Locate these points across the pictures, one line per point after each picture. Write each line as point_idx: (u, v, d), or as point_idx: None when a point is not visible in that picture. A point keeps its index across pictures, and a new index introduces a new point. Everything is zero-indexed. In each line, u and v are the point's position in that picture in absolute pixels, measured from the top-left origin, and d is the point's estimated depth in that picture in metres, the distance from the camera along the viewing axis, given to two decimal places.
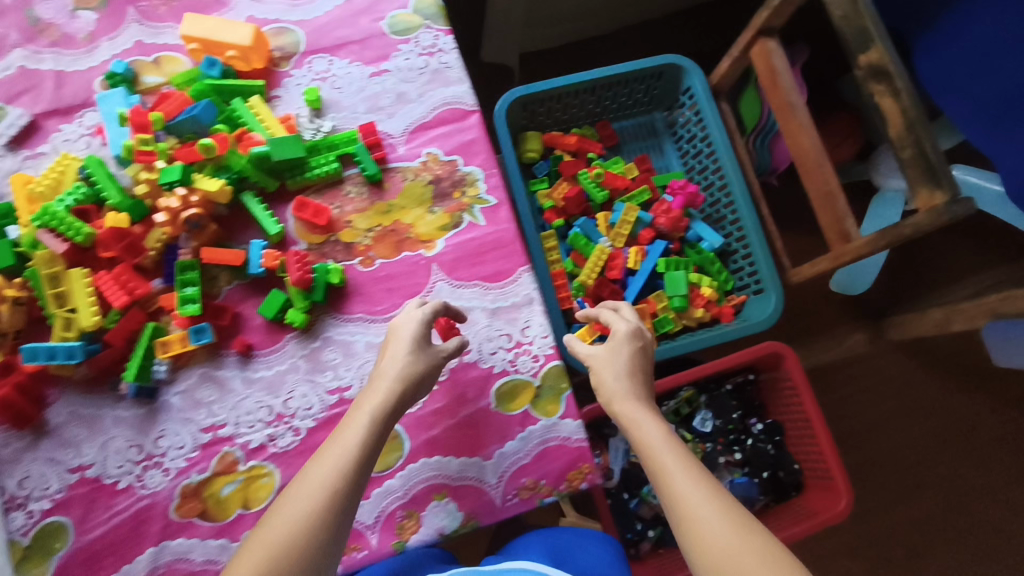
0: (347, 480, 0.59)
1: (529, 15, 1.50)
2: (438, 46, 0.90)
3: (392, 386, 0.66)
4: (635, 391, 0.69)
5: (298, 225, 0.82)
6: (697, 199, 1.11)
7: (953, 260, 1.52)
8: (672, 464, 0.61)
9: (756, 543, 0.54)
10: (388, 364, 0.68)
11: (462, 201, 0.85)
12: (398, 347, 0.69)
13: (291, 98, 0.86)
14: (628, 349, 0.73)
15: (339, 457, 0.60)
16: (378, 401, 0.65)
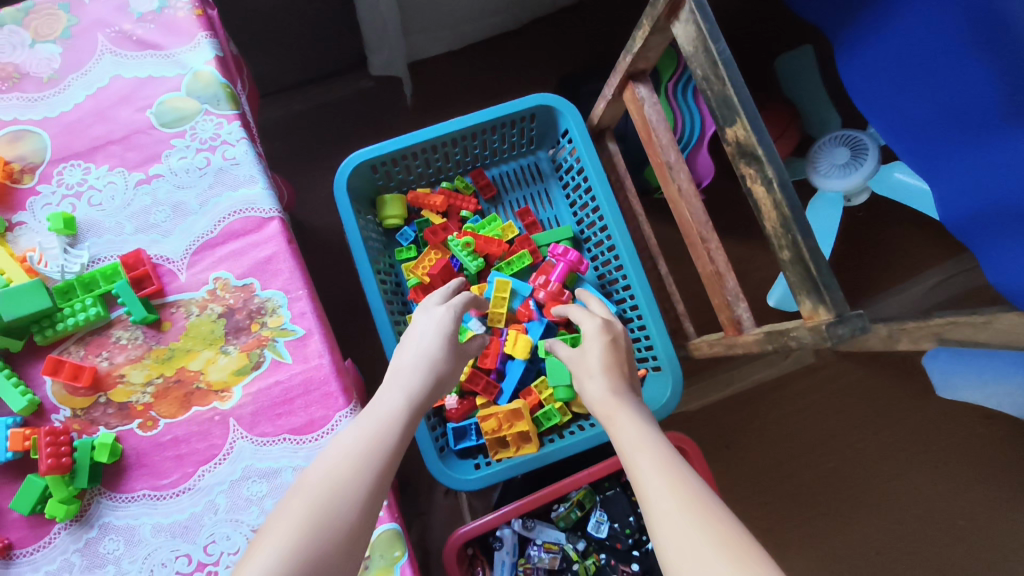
0: (376, 455, 0.56)
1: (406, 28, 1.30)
2: (221, 137, 0.74)
3: (422, 373, 0.65)
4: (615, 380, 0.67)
5: (57, 389, 0.67)
6: (581, 264, 0.96)
7: (899, 261, 1.37)
8: (648, 446, 0.57)
9: (725, 530, 0.47)
10: (414, 353, 0.67)
11: (261, 334, 0.70)
12: (424, 338, 0.69)
13: (36, 226, 0.71)
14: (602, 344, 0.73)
15: (363, 438, 0.57)
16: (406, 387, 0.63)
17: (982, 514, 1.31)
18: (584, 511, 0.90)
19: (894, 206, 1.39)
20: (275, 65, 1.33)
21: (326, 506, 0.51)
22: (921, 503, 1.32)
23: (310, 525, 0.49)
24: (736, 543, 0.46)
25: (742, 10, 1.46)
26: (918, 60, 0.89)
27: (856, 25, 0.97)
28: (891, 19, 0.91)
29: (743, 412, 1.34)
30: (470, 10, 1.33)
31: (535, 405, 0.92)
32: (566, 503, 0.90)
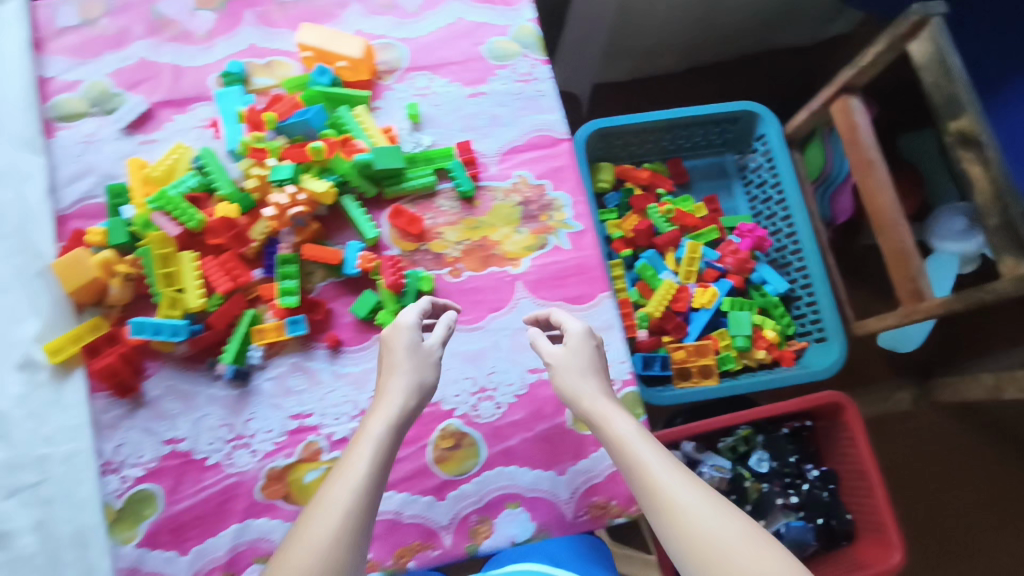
0: (365, 500, 0.56)
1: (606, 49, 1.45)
2: (534, 74, 0.93)
3: (397, 401, 0.63)
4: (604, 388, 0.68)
5: (391, 232, 0.86)
6: (765, 243, 1.13)
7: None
8: (649, 458, 0.61)
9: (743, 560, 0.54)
10: (395, 379, 0.65)
11: (548, 224, 0.88)
12: (397, 359, 0.67)
13: (391, 110, 0.89)
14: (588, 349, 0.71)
15: (351, 482, 0.57)
16: (385, 421, 0.62)
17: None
18: (747, 447, 1.06)
19: None
20: None
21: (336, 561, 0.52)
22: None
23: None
24: (751, 555, 0.54)
25: None
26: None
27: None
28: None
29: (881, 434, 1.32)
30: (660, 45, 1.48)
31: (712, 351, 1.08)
32: (732, 437, 1.05)
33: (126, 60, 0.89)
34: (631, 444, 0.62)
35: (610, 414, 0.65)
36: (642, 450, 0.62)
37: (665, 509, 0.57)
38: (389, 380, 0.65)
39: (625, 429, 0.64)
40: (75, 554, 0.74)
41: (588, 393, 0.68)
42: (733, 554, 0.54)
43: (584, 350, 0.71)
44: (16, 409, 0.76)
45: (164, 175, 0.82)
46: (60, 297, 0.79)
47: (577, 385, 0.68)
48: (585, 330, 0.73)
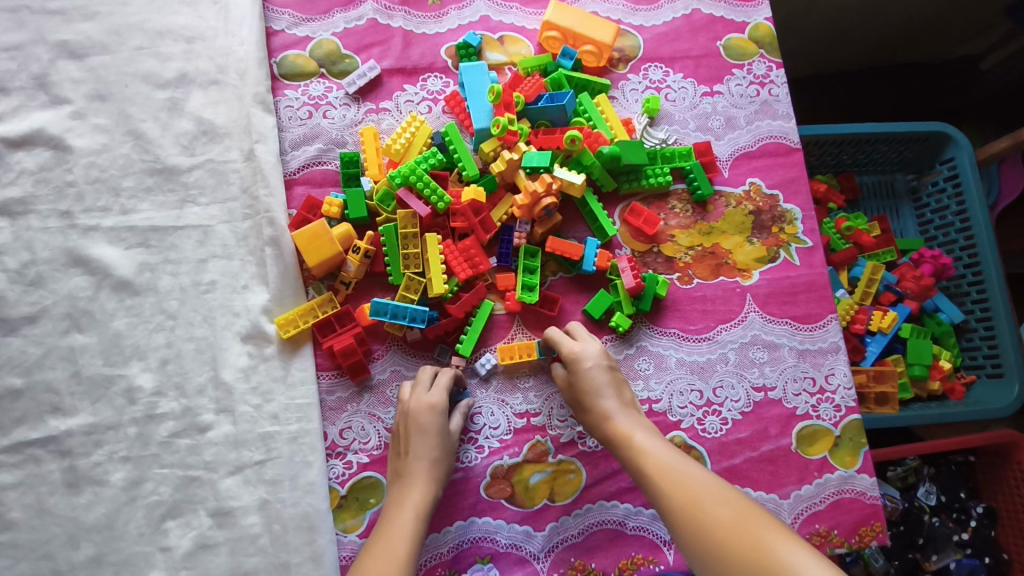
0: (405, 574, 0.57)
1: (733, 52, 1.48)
2: (770, 78, 0.90)
3: (424, 487, 0.65)
4: (619, 408, 0.68)
5: (623, 230, 0.82)
6: (947, 270, 1.10)
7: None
8: (659, 464, 0.60)
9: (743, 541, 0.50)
10: (418, 457, 0.67)
11: (780, 236, 0.85)
12: (426, 437, 0.68)
13: (628, 102, 0.87)
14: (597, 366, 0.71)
15: (389, 555, 0.59)
16: (414, 503, 0.64)
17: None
18: (915, 478, 1.03)
19: None
20: None
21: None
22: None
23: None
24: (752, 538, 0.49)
25: None
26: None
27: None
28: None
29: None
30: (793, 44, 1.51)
31: None
32: (902, 467, 1.02)
33: (357, 20, 0.86)
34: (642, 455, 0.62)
35: (624, 430, 0.65)
36: (655, 458, 0.61)
37: (666, 507, 0.56)
38: (418, 465, 0.66)
39: (628, 444, 0.64)
40: (303, 539, 0.69)
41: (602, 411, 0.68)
42: (736, 537, 0.50)
43: (594, 371, 0.70)
44: (241, 382, 0.72)
45: (402, 149, 0.78)
46: (288, 268, 0.75)
47: (596, 407, 0.68)
48: (598, 350, 0.72)
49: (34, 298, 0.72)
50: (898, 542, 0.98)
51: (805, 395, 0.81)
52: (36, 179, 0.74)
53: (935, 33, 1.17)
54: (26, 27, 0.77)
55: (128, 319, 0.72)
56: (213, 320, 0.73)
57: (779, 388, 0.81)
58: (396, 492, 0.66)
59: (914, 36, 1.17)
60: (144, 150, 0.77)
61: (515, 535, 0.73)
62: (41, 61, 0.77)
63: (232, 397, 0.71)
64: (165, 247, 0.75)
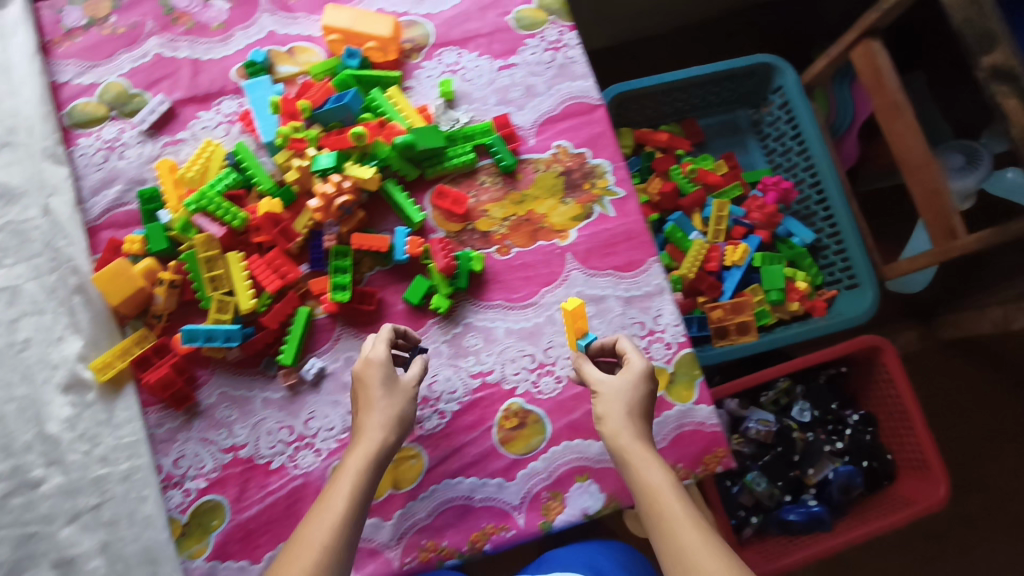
0: (343, 544, 0.58)
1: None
2: (563, 41, 0.92)
3: (375, 436, 0.66)
4: (638, 432, 0.66)
5: (435, 214, 0.84)
6: (790, 195, 1.13)
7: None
8: (671, 504, 0.59)
9: None
10: (368, 418, 0.67)
11: (592, 192, 0.87)
12: (376, 399, 0.68)
13: (424, 89, 0.87)
14: (638, 386, 0.69)
15: (330, 515, 0.59)
16: (359, 461, 0.64)
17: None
18: (788, 400, 1.06)
19: None
20: None
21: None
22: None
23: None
24: None
25: None
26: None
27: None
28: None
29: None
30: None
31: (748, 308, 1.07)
32: (773, 391, 1.05)
33: (142, 58, 0.86)
34: (657, 493, 0.60)
35: (641, 454, 0.64)
36: (668, 497, 0.60)
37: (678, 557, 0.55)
38: (369, 417, 0.67)
39: (638, 469, 0.63)
40: (148, 571, 0.71)
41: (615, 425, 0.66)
42: None
43: (632, 386, 0.69)
44: (67, 432, 0.73)
45: (197, 176, 0.79)
46: (100, 314, 0.76)
47: (614, 417, 0.67)
48: (645, 366, 0.71)
49: None
50: (776, 465, 1.02)
51: (636, 339, 0.83)
52: None
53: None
54: None
55: None
56: (32, 376, 0.73)
57: (610, 338, 0.83)
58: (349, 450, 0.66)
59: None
60: None
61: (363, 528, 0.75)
62: None
63: (60, 449, 0.72)
64: None
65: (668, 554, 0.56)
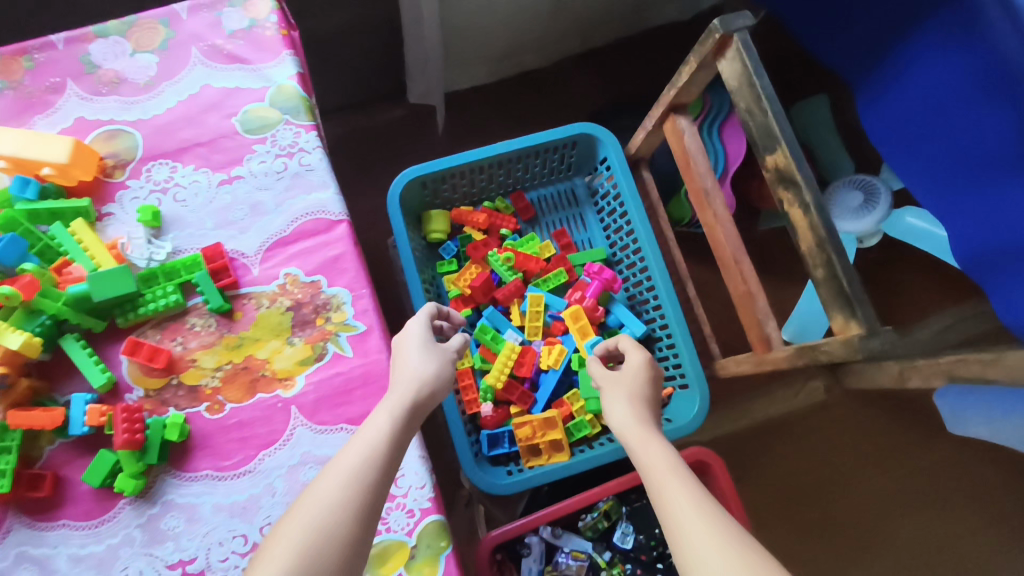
0: (370, 479, 0.58)
1: (447, 50, 1.41)
2: (299, 145, 0.79)
3: (410, 387, 0.67)
4: (641, 411, 0.69)
5: (132, 368, 0.72)
6: (615, 283, 1.01)
7: (921, 293, 1.48)
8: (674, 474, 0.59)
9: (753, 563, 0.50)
10: (405, 370, 0.69)
11: (326, 328, 0.75)
12: (412, 358, 0.71)
13: (124, 216, 0.75)
14: (642, 375, 0.74)
15: (367, 444, 0.61)
16: (395, 406, 0.65)
17: (1007, 540, 1.34)
18: (610, 522, 0.93)
19: (902, 248, 1.50)
20: (338, 76, 1.47)
21: (327, 533, 0.54)
22: (945, 527, 1.34)
23: (314, 553, 0.53)
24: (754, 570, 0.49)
25: (772, 58, 1.58)
26: (945, 99, 0.93)
27: (887, 65, 1.03)
28: (916, 72, 0.97)
29: (742, 445, 1.36)
30: (509, 28, 1.42)
31: (566, 416, 0.96)
32: (594, 513, 0.93)
33: None
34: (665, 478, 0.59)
35: (645, 429, 0.66)
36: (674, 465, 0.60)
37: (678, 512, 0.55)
38: (403, 370, 0.69)
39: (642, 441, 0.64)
40: None
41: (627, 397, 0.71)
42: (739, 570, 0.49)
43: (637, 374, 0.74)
44: None
45: None
46: None
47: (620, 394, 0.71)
48: (645, 361, 0.77)
49: None
50: None
51: None
52: None
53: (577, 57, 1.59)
54: None
55: None
56: None
57: None
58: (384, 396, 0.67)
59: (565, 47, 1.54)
60: None
61: None
62: None
63: None
64: None
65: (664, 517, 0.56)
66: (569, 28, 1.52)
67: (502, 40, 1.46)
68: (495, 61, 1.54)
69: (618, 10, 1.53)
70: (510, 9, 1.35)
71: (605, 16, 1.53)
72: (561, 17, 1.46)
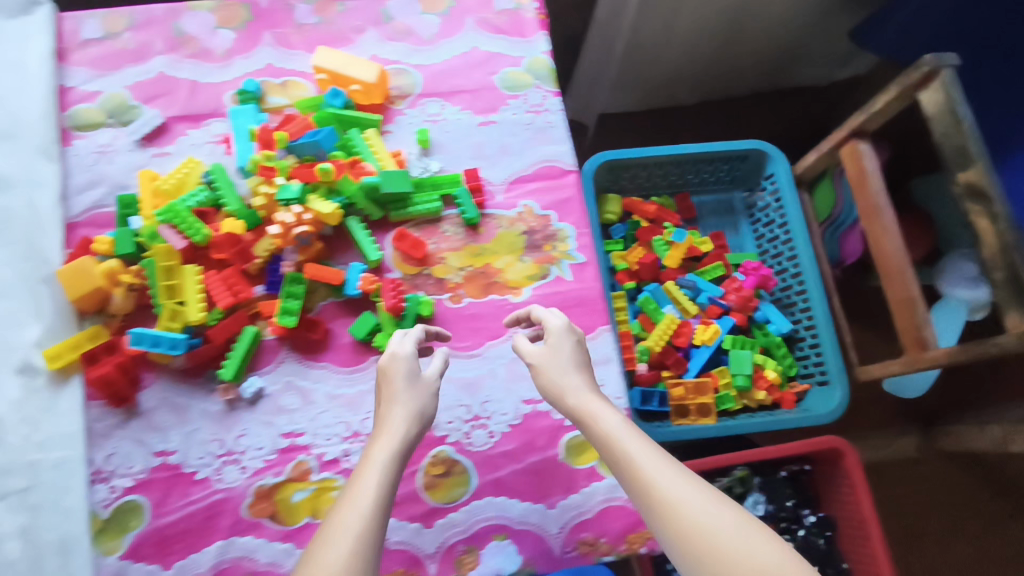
0: (375, 522, 0.54)
1: (623, 64, 1.50)
2: (545, 105, 0.95)
3: (400, 427, 0.62)
4: (588, 384, 0.67)
5: (394, 254, 0.86)
6: (769, 281, 1.13)
7: None
8: (640, 447, 0.59)
9: (736, 526, 0.52)
10: (389, 403, 0.64)
11: (551, 254, 0.89)
12: (393, 384, 0.66)
13: (402, 135, 0.91)
14: (569, 343, 0.70)
15: (359, 526, 0.53)
16: (385, 447, 0.60)
17: None
18: (743, 489, 1.04)
19: None
20: None
21: None
22: None
23: None
24: (741, 530, 0.52)
25: None
26: None
27: None
28: None
29: None
30: (684, 52, 1.50)
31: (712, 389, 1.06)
32: (729, 477, 1.04)
33: (145, 74, 0.90)
34: (618, 438, 0.60)
35: (596, 408, 0.64)
36: (635, 445, 0.59)
37: (655, 494, 0.55)
38: (386, 408, 0.64)
39: (601, 427, 0.62)
40: (57, 563, 0.73)
41: (575, 386, 0.66)
42: (729, 543, 0.51)
43: (565, 347, 0.70)
44: (11, 414, 0.76)
45: (173, 189, 0.84)
46: (63, 305, 0.80)
47: (558, 379, 0.67)
48: (566, 325, 0.72)
49: None
50: None
51: None
52: None
53: (735, 84, 1.66)
54: None
55: None
56: None
57: (548, 400, 0.84)
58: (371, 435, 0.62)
59: (729, 78, 1.63)
60: None
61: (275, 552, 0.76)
62: None
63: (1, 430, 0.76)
64: None
65: (644, 501, 0.56)
66: (722, 72, 1.60)
67: (664, 71, 1.56)
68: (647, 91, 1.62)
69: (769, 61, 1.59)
70: (686, 39, 1.45)
71: (767, 63, 1.60)
72: (723, 61, 1.56)
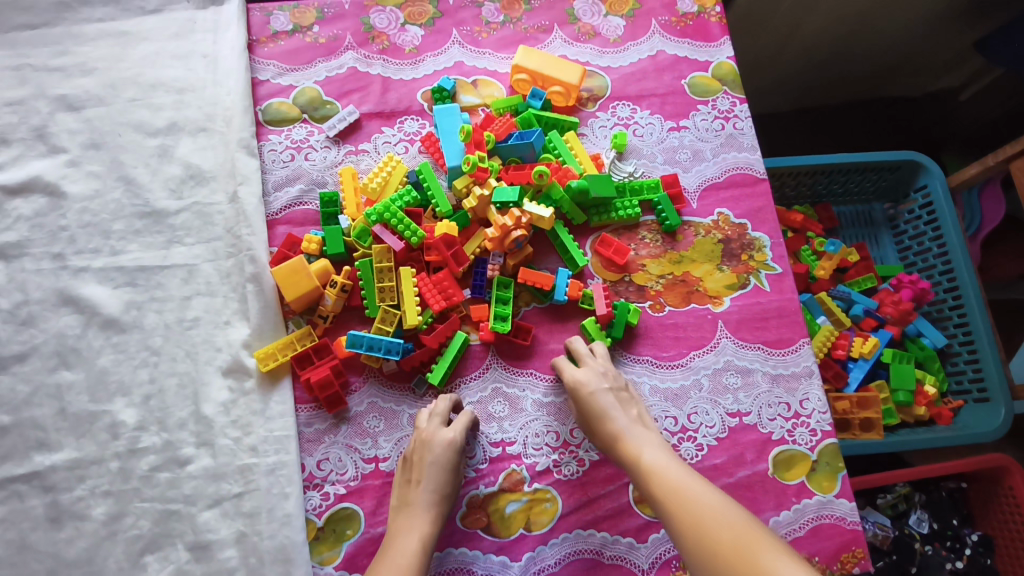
0: None
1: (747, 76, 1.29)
2: (735, 112, 0.92)
3: (427, 522, 0.67)
4: (629, 426, 0.69)
5: (595, 261, 0.85)
6: (925, 294, 1.12)
7: None
8: (666, 477, 0.61)
9: (741, 541, 0.52)
10: (424, 487, 0.69)
11: (749, 263, 0.87)
12: (434, 468, 0.70)
13: (597, 138, 0.89)
14: (602, 386, 0.73)
15: None
16: (417, 533, 0.66)
17: None
18: (906, 506, 1.03)
19: None
20: None
21: None
22: None
23: None
24: (744, 542, 0.52)
25: None
26: None
27: None
28: None
29: None
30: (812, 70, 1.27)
31: None
32: (891, 494, 1.03)
33: (336, 69, 0.88)
34: (656, 472, 0.63)
35: (634, 442, 0.67)
36: (664, 473, 0.62)
37: (679, 514, 0.58)
38: (422, 492, 0.69)
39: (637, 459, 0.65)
40: (279, 571, 0.70)
41: (614, 428, 0.69)
42: (734, 554, 0.52)
43: (601, 389, 0.72)
44: (221, 416, 0.74)
45: (378, 188, 0.81)
46: (269, 304, 0.78)
47: (595, 420, 0.71)
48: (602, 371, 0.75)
49: (25, 337, 0.75)
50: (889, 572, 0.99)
51: (780, 420, 0.82)
52: (31, 225, 0.78)
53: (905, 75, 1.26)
54: (29, 83, 0.82)
55: (115, 355, 0.75)
56: (195, 355, 0.76)
57: (754, 413, 0.82)
58: (401, 513, 0.68)
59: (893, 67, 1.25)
60: (135, 194, 0.80)
61: (491, 565, 0.74)
62: (41, 114, 0.81)
63: (212, 431, 0.74)
64: (152, 286, 0.78)
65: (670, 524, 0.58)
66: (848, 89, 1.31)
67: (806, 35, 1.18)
68: (769, 58, 1.23)
69: (939, 64, 1.22)
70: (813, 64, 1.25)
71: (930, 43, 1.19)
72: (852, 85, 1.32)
